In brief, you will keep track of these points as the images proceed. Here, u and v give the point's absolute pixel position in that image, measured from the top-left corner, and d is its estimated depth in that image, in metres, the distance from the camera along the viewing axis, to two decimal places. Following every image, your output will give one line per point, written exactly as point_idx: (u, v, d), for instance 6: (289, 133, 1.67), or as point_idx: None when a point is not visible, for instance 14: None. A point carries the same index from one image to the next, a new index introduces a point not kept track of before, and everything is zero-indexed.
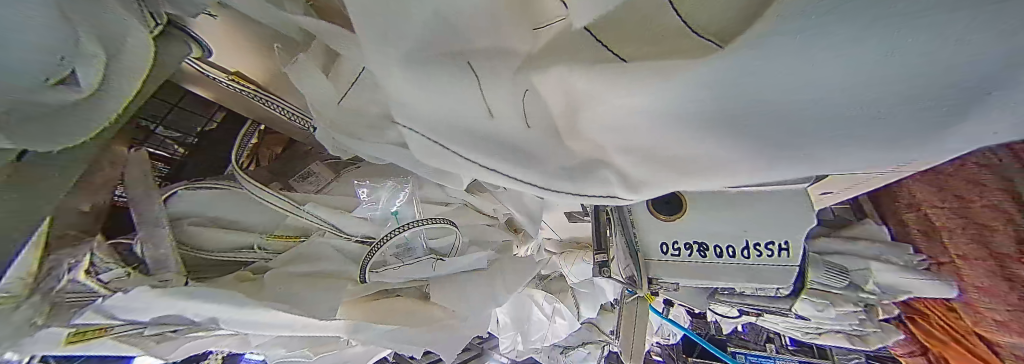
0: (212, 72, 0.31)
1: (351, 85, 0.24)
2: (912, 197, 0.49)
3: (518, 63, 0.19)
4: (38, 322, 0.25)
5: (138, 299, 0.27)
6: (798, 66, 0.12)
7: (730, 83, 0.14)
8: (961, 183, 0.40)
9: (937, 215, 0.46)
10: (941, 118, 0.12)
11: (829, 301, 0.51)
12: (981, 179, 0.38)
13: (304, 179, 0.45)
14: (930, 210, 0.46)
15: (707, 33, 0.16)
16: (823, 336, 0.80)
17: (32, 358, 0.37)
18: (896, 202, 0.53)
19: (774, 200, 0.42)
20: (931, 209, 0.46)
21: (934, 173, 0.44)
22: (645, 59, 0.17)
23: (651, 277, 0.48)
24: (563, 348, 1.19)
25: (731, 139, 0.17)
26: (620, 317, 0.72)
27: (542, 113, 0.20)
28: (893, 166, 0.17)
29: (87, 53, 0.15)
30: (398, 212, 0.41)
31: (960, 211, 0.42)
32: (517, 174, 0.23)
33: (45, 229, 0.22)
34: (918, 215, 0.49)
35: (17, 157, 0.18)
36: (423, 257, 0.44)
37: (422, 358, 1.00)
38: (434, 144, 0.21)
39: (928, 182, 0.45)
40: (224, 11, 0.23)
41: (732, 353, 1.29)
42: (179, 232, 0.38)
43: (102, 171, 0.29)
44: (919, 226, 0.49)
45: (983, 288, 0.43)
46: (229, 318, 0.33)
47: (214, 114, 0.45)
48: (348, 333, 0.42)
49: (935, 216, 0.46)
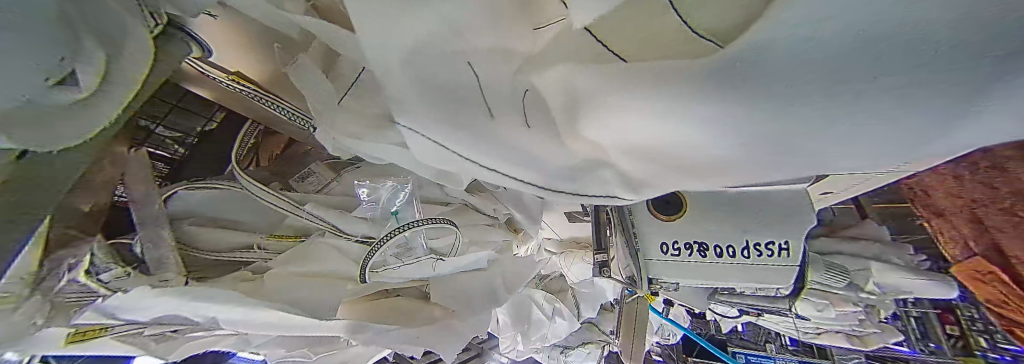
0: (212, 72, 0.32)
1: (350, 87, 0.24)
2: (940, 193, 0.36)
3: (518, 63, 0.20)
4: (39, 322, 0.25)
5: (141, 298, 0.27)
6: (791, 70, 0.13)
7: (723, 85, 0.14)
8: (976, 186, 0.31)
9: (1013, 184, 0.27)
10: (945, 115, 0.12)
11: (829, 300, 0.52)
12: (997, 182, 0.29)
13: (304, 180, 0.45)
14: (976, 207, 0.32)
15: (710, 35, 0.16)
16: (823, 336, 0.80)
17: (33, 358, 0.38)
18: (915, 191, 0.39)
19: (777, 201, 0.41)
20: (976, 211, 0.33)
21: (982, 162, 0.29)
22: (645, 59, 0.17)
23: (651, 277, 0.48)
24: (562, 347, 1.20)
25: (728, 139, 0.17)
26: (620, 318, 0.72)
27: (542, 113, 0.21)
28: (893, 166, 0.17)
29: (88, 55, 0.15)
30: (398, 211, 0.40)
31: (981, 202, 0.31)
32: (517, 174, 0.23)
33: (43, 229, 0.22)
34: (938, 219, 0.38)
35: (19, 155, 0.18)
36: (423, 257, 0.43)
37: (422, 358, 1.00)
38: (435, 144, 0.21)
39: (973, 178, 0.31)
40: (224, 11, 0.23)
41: (732, 353, 1.27)
42: (179, 233, 0.38)
43: (102, 170, 0.28)
44: (929, 213, 0.39)
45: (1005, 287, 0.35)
46: (228, 317, 0.33)
47: (213, 114, 0.45)
48: (348, 333, 0.42)
49: (1001, 204, 0.29)
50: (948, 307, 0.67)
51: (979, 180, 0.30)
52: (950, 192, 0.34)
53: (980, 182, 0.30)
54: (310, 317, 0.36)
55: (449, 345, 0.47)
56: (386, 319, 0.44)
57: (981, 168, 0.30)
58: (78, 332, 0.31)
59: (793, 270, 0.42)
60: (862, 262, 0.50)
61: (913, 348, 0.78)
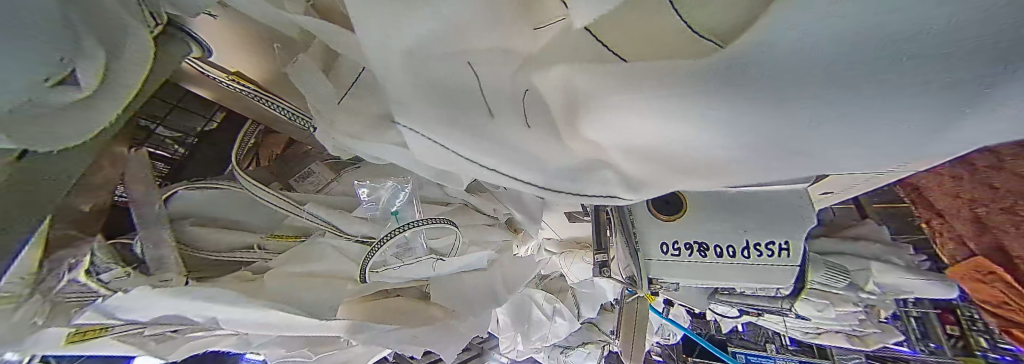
0: (212, 72, 0.32)
1: (350, 87, 0.24)
2: (937, 193, 0.36)
3: (518, 63, 0.20)
4: (39, 321, 0.25)
5: (140, 298, 0.27)
6: (791, 70, 0.13)
7: (724, 85, 0.14)
8: (975, 186, 0.31)
9: (1014, 182, 0.27)
10: (945, 116, 0.12)
11: (829, 300, 0.52)
12: (995, 181, 0.29)
13: (304, 180, 0.45)
14: (975, 207, 0.32)
15: (709, 34, 0.16)
16: (824, 336, 0.80)
17: (33, 357, 0.38)
18: (917, 190, 0.39)
19: (777, 201, 0.41)
20: (976, 211, 0.33)
21: (979, 162, 0.29)
22: (644, 59, 0.17)
23: (651, 277, 0.48)
24: (562, 347, 1.20)
25: (727, 139, 0.17)
26: (620, 318, 0.72)
27: (542, 113, 0.21)
28: (893, 166, 0.17)
29: (88, 55, 0.15)
30: (398, 211, 0.41)
31: (979, 202, 0.32)
32: (517, 174, 0.23)
33: (43, 229, 0.22)
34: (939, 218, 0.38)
35: (18, 156, 0.18)
36: (423, 257, 0.43)
37: (423, 358, 1.00)
38: (435, 144, 0.21)
39: (973, 178, 0.31)
40: (224, 11, 0.23)
41: (732, 354, 1.27)
42: (179, 233, 0.38)
43: (102, 170, 0.28)
44: (928, 212, 0.39)
45: (1005, 287, 0.35)
46: (228, 318, 0.33)
47: (213, 114, 0.46)
48: (348, 333, 0.42)
49: (1001, 204, 0.29)
50: (948, 307, 0.68)
51: (977, 180, 0.30)
52: (948, 192, 0.34)
53: (980, 182, 0.30)
54: (310, 317, 0.36)
55: (449, 345, 0.47)
56: (387, 319, 0.44)
57: (981, 168, 0.30)
58: (78, 332, 0.31)
59: (793, 270, 0.42)
60: (862, 262, 0.50)
61: (912, 348, 0.78)
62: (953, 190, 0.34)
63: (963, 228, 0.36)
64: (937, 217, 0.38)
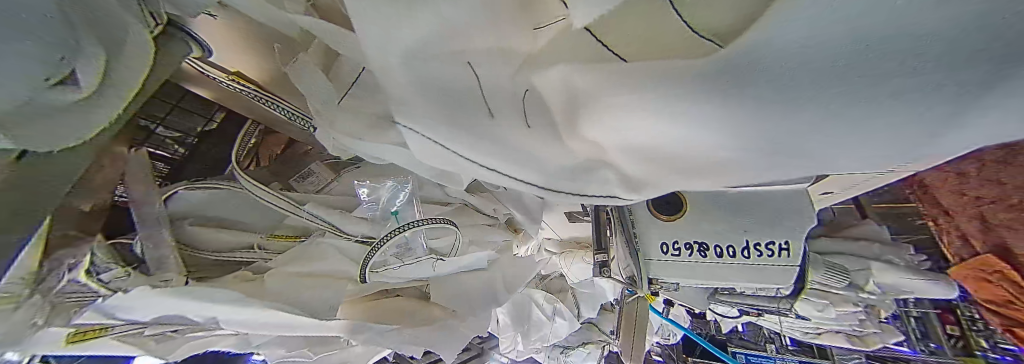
0: (212, 72, 0.32)
1: (351, 86, 0.24)
2: (943, 191, 0.35)
3: (518, 63, 0.20)
4: (39, 322, 0.25)
5: (138, 298, 0.26)
6: (791, 70, 0.12)
7: (724, 85, 0.14)
8: (981, 184, 0.31)
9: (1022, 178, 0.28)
10: (944, 115, 0.12)
11: (829, 300, 0.52)
12: (1004, 177, 0.29)
13: (304, 179, 0.45)
14: (982, 204, 0.33)
15: (707, 34, 0.16)
16: (824, 336, 0.80)
17: (33, 357, 0.38)
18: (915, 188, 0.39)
19: (778, 201, 0.41)
20: (982, 208, 0.33)
21: (986, 158, 0.29)
22: (644, 58, 0.17)
23: (651, 277, 0.48)
24: (562, 347, 1.20)
25: (726, 139, 0.17)
26: (620, 318, 0.72)
27: (541, 112, 0.21)
28: (894, 166, 0.17)
29: (88, 55, 0.15)
30: (398, 211, 0.41)
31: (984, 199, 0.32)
32: (517, 174, 0.23)
33: (44, 229, 0.22)
34: (941, 216, 0.38)
35: (18, 157, 0.18)
36: (423, 257, 0.43)
37: (422, 358, 1.00)
38: (435, 144, 0.21)
39: (980, 175, 0.31)
40: (224, 11, 0.23)
41: (732, 354, 1.27)
42: (179, 233, 0.38)
43: (102, 170, 0.28)
44: (928, 210, 0.39)
45: (1011, 284, 0.38)
46: (229, 318, 0.33)
47: (214, 114, 0.46)
48: (348, 333, 0.42)
49: (1009, 200, 0.30)
50: (949, 307, 0.68)
51: (984, 176, 0.30)
52: (949, 191, 0.35)
53: (987, 179, 0.30)
54: (310, 317, 0.36)
55: (449, 345, 0.47)
56: (386, 319, 0.44)
57: (986, 167, 0.30)
58: (78, 332, 0.31)
59: (794, 270, 0.42)
60: (862, 262, 0.50)
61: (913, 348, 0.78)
62: (955, 188, 0.34)
63: (965, 225, 0.37)
64: (940, 215, 0.38)
